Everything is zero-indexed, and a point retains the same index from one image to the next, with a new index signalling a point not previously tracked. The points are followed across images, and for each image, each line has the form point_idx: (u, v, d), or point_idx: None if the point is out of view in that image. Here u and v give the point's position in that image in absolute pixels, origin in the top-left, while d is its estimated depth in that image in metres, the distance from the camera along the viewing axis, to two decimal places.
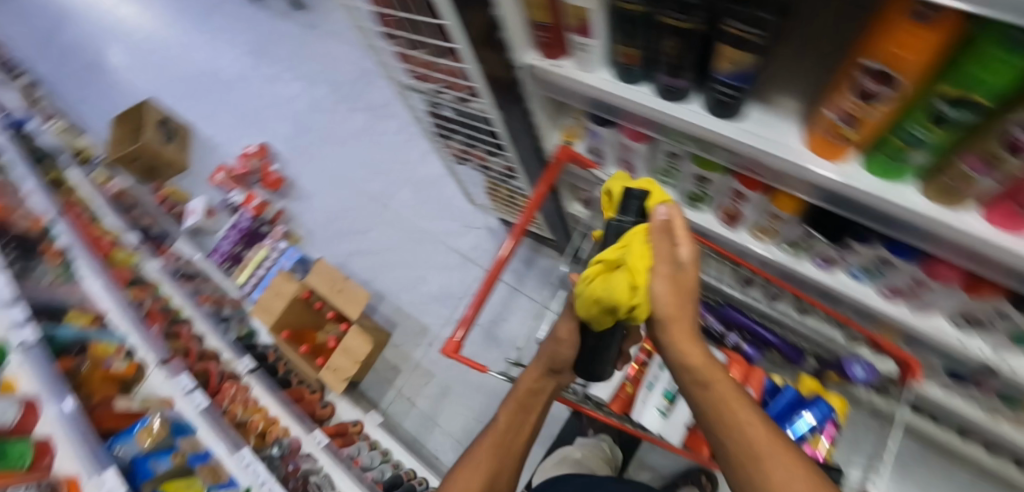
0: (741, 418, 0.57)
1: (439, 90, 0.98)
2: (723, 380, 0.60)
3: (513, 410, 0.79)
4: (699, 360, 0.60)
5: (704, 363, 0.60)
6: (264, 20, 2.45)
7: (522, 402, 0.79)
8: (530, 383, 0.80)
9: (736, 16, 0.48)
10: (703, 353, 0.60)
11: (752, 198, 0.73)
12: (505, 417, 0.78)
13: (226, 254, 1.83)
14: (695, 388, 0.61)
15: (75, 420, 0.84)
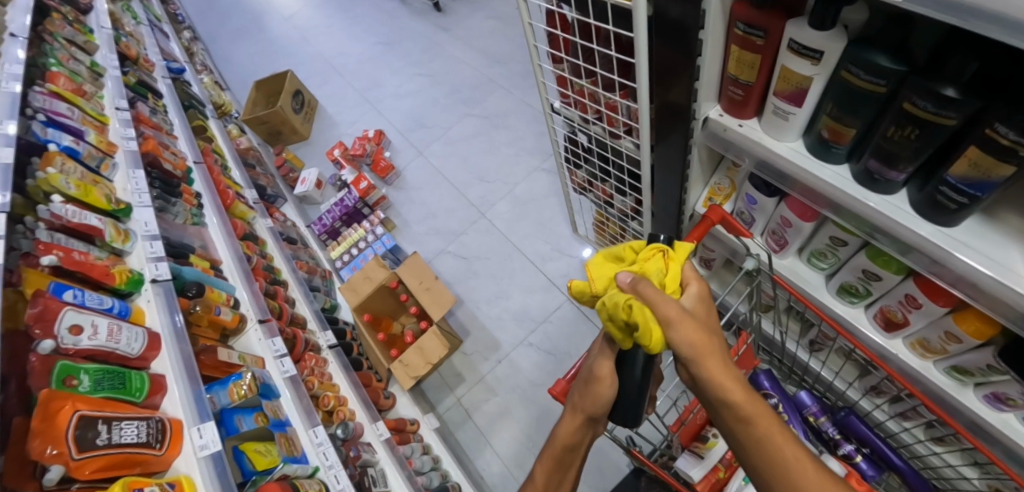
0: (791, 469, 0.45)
1: (590, 120, 0.93)
2: (770, 414, 0.49)
3: (550, 467, 0.71)
4: (741, 395, 0.49)
5: (748, 398, 0.49)
6: (403, 17, 2.62)
7: (559, 459, 0.70)
8: (566, 439, 0.69)
9: (1013, 122, 0.42)
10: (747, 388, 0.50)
11: (931, 309, 0.67)
12: (545, 474, 0.71)
13: (326, 227, 1.93)
14: (738, 426, 0.49)
15: (186, 361, 0.82)
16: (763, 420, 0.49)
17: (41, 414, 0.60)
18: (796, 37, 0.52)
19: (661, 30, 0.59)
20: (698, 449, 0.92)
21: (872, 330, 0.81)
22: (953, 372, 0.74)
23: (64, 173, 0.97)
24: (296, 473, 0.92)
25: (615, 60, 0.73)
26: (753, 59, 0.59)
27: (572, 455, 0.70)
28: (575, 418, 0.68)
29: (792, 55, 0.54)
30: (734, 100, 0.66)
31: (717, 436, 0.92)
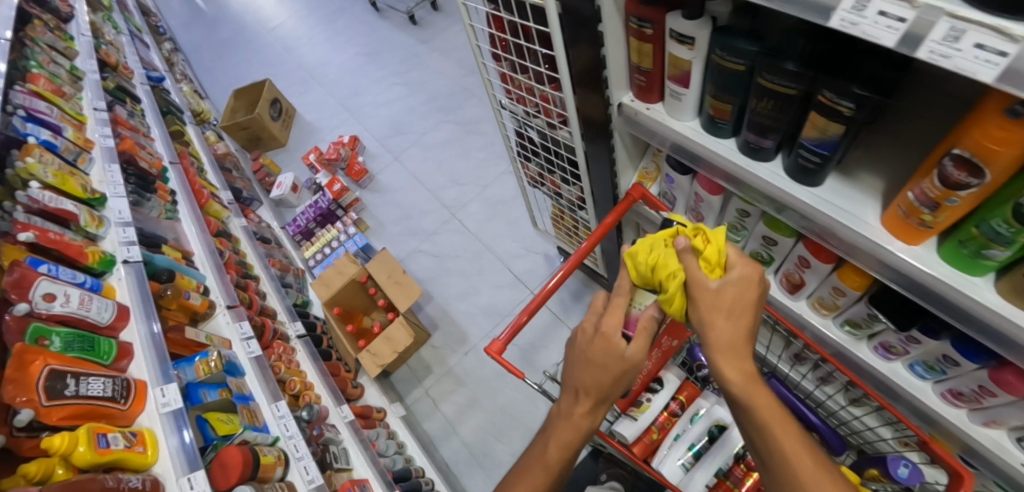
0: (786, 447, 0.51)
1: (531, 113, 1.02)
2: (769, 396, 0.53)
3: (555, 452, 0.65)
4: (738, 380, 0.54)
5: (746, 384, 0.54)
6: (383, 29, 2.71)
7: (563, 445, 0.65)
8: (581, 424, 0.64)
9: (832, 88, 0.52)
10: (746, 370, 0.54)
11: (819, 267, 0.76)
12: (545, 456, 0.66)
13: (301, 228, 2.00)
14: (737, 410, 0.55)
15: (157, 340, 0.87)
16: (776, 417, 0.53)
17: (15, 363, 0.67)
18: (674, 27, 0.62)
19: (570, 24, 0.69)
20: (633, 412, 0.98)
21: (781, 294, 0.91)
22: (848, 327, 0.83)
23: (43, 162, 1.03)
24: (257, 440, 0.99)
25: (542, 55, 0.83)
26: (649, 48, 0.68)
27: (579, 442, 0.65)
28: (591, 405, 0.64)
29: (674, 42, 0.64)
30: (640, 87, 0.77)
31: (650, 400, 0.98)
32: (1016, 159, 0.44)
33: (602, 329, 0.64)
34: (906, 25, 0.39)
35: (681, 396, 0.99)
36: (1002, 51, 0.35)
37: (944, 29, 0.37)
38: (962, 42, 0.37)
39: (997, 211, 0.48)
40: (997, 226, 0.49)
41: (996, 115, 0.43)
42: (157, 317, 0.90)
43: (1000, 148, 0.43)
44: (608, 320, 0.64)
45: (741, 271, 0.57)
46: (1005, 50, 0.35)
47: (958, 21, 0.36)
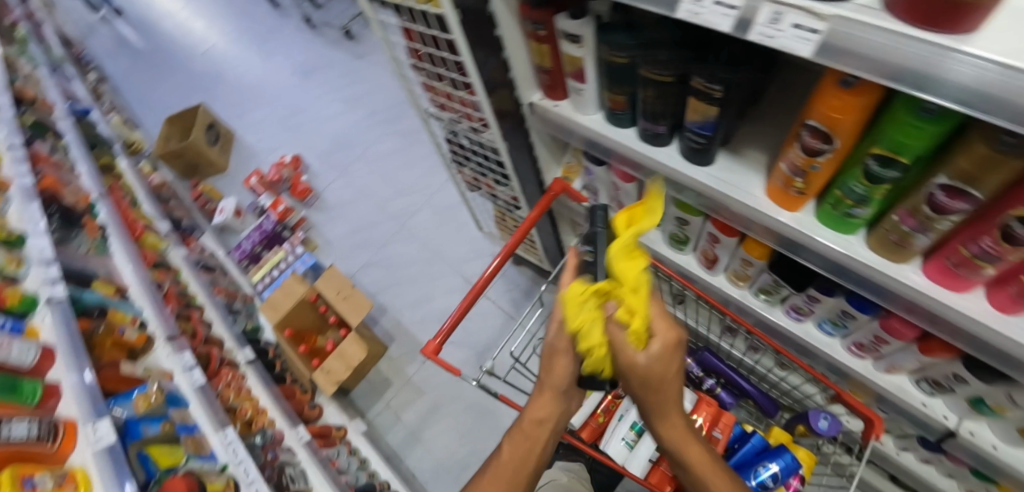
0: (716, 483, 0.67)
1: (455, 119, 1.05)
2: (700, 445, 0.67)
3: (519, 443, 0.72)
4: (678, 433, 0.66)
5: (683, 436, 0.67)
6: (319, 46, 2.69)
7: (528, 436, 0.72)
8: (535, 424, 0.72)
9: (701, 74, 0.56)
10: (684, 425, 0.67)
11: (726, 241, 0.81)
12: (512, 449, 0.72)
13: (246, 252, 1.95)
14: (676, 458, 0.68)
15: (88, 390, 0.81)
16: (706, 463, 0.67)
17: None
18: (563, 27, 0.66)
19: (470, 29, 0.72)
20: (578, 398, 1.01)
21: (701, 271, 0.96)
22: (763, 295, 0.88)
23: None
24: (202, 468, 0.97)
25: (454, 62, 0.85)
26: (546, 49, 0.72)
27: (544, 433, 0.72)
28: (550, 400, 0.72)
29: (565, 41, 0.68)
30: (546, 85, 0.81)
31: None
32: (854, 125, 0.49)
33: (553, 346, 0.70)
34: (737, 11, 0.43)
35: None
36: (813, 28, 0.40)
37: (766, 13, 0.41)
38: (782, 23, 0.41)
39: (853, 172, 0.54)
40: (855, 186, 0.55)
41: (833, 88, 0.48)
42: (89, 362, 0.85)
43: (840, 116, 0.49)
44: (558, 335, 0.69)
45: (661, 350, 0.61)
46: (816, 27, 0.39)
47: (776, 5, 0.40)
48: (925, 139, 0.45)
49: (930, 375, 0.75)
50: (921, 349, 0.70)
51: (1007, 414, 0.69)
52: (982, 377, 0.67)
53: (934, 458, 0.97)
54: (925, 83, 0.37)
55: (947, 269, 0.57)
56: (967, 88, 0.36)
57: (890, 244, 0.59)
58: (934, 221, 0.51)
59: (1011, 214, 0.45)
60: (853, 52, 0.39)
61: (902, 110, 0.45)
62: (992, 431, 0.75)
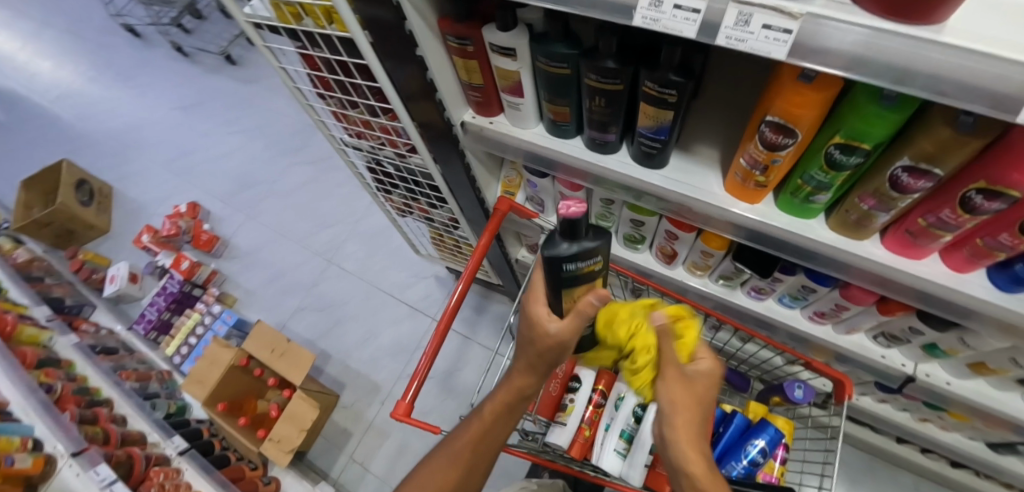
0: None
1: (376, 147, 0.95)
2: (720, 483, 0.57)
3: (502, 404, 0.66)
4: (700, 469, 0.57)
5: (702, 469, 0.57)
6: (197, 75, 2.40)
7: (510, 408, 0.66)
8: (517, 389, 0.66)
9: (652, 79, 0.53)
10: (704, 462, 0.57)
11: (684, 237, 0.80)
12: (491, 409, 0.66)
13: (152, 322, 1.67)
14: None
15: None
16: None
17: None
18: (492, 40, 0.60)
19: (385, 49, 0.63)
20: (561, 418, 0.99)
21: (659, 265, 0.95)
22: (723, 280, 0.89)
23: None
24: None
25: (368, 88, 0.76)
26: (475, 64, 0.66)
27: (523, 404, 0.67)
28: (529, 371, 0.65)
29: (497, 56, 0.62)
30: (479, 103, 0.75)
31: (574, 400, 0.98)
32: (815, 117, 0.48)
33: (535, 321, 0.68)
34: (701, 15, 0.39)
35: (600, 385, 1.00)
36: (787, 28, 0.37)
37: (734, 14, 0.37)
38: (752, 25, 0.37)
39: (813, 162, 0.53)
40: (817, 175, 0.54)
41: (793, 83, 0.46)
42: None
43: (801, 111, 0.47)
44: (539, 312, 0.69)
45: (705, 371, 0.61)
46: (789, 27, 0.36)
47: (744, 6, 0.37)
48: (886, 126, 0.45)
49: (887, 329, 0.79)
50: (879, 309, 0.73)
51: (959, 354, 0.75)
52: (936, 326, 0.71)
53: (888, 397, 1.04)
54: (907, 78, 0.36)
55: (906, 240, 0.58)
56: (945, 79, 0.35)
57: (851, 223, 0.59)
58: (894, 199, 0.52)
59: (972, 187, 0.46)
60: (832, 50, 0.37)
61: (865, 98, 0.44)
62: (944, 370, 0.83)
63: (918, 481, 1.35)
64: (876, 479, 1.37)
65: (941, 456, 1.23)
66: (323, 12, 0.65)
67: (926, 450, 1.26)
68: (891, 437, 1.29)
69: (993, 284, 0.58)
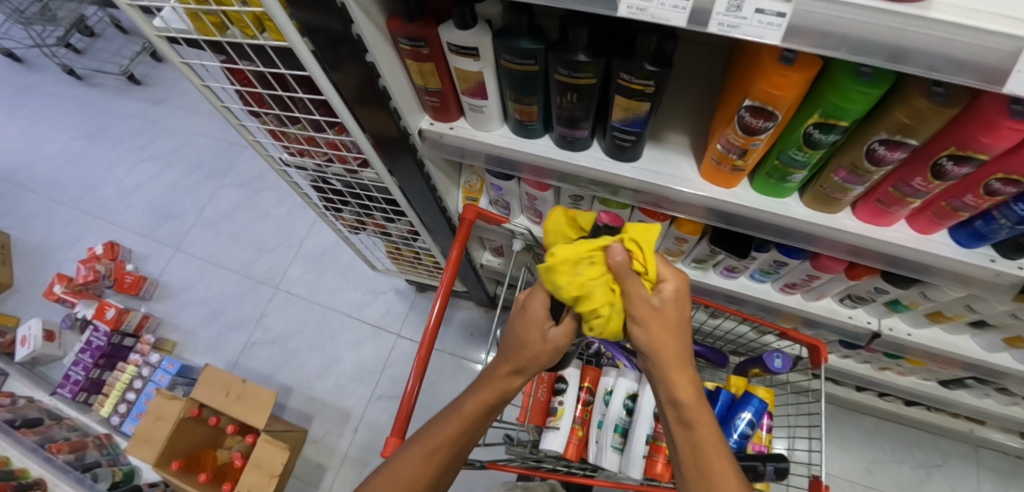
0: (717, 471, 0.51)
1: (322, 165, 0.88)
2: (710, 419, 0.53)
3: (478, 405, 0.60)
4: (688, 396, 0.52)
5: (693, 401, 0.52)
6: (94, 98, 2.14)
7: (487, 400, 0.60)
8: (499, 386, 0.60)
9: (626, 70, 0.51)
10: (694, 388, 0.53)
11: (658, 225, 0.79)
12: (470, 410, 0.60)
13: (81, 382, 1.48)
14: (677, 425, 0.54)
15: None
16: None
17: None
18: (450, 40, 0.56)
19: (322, 53, 0.56)
20: (552, 422, 0.95)
21: None
22: (696, 263, 0.89)
23: None
24: None
25: (310, 101, 0.69)
26: (430, 67, 0.62)
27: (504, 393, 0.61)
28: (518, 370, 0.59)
29: (457, 56, 0.58)
30: (436, 108, 0.70)
31: (563, 402, 0.95)
32: (794, 98, 0.47)
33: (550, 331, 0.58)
34: (690, 2, 0.38)
35: (586, 383, 0.99)
36: (780, 11, 0.36)
37: (725, 0, 0.37)
38: (744, 10, 0.37)
39: (791, 142, 0.53)
40: (795, 154, 0.54)
41: (774, 64, 0.45)
42: None
43: (781, 92, 0.46)
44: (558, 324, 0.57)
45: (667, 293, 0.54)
46: (782, 10, 0.36)
47: None
48: (864, 102, 0.45)
49: (853, 291, 0.82)
50: (848, 274, 0.76)
51: (919, 307, 0.80)
52: (900, 285, 0.74)
53: (851, 352, 1.10)
54: (899, 55, 0.36)
55: (878, 209, 0.60)
56: (937, 55, 0.35)
57: (825, 197, 0.60)
58: (868, 171, 0.53)
59: (943, 154, 0.48)
60: (823, 33, 0.36)
61: (843, 75, 0.44)
62: (904, 321, 0.88)
63: (877, 422, 1.45)
64: (840, 426, 1.46)
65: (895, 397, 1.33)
66: (253, 19, 0.58)
67: (882, 393, 1.35)
68: (850, 385, 1.37)
69: (956, 241, 0.61)
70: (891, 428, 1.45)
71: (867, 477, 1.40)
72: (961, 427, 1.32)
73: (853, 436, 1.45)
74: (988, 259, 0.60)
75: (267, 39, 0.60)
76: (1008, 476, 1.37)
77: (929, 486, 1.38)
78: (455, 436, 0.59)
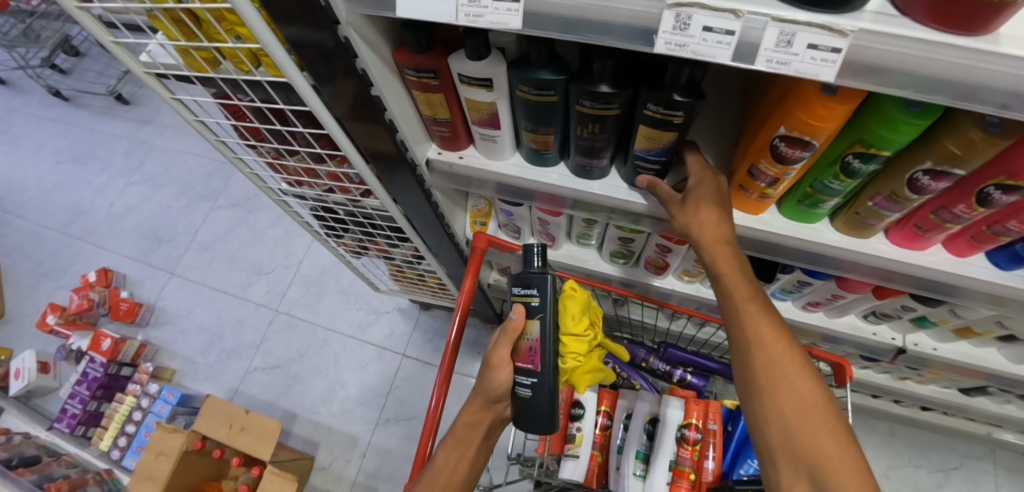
0: (761, 336, 0.51)
1: (323, 195, 0.84)
2: (751, 285, 0.54)
3: (454, 448, 0.62)
4: (727, 266, 0.54)
5: (731, 267, 0.54)
6: (81, 120, 2.09)
7: (462, 441, 0.63)
8: (472, 421, 0.64)
9: (652, 101, 0.48)
10: (733, 257, 0.54)
11: (676, 249, 0.76)
12: (446, 456, 0.62)
13: (78, 417, 1.44)
14: (720, 295, 0.55)
15: None
16: (778, 347, 0.50)
17: None
18: (462, 71, 0.53)
19: (316, 75, 0.50)
20: (571, 449, 0.92)
21: (645, 277, 0.91)
22: None
23: None
24: None
25: (311, 134, 0.66)
26: (439, 98, 0.59)
27: (476, 435, 0.64)
28: (486, 405, 0.65)
29: (469, 87, 0.55)
30: (445, 137, 0.68)
31: (581, 428, 0.92)
32: (833, 129, 0.44)
33: (491, 360, 0.65)
34: (736, 37, 0.35)
35: (603, 407, 0.97)
36: (836, 47, 0.33)
37: (775, 35, 0.34)
38: (795, 45, 0.34)
39: (827, 170, 0.51)
40: (831, 183, 0.52)
41: (814, 94, 0.42)
42: None
43: (820, 123, 0.44)
44: (496, 351, 0.65)
45: (698, 177, 0.57)
46: (838, 46, 0.33)
47: (785, 25, 0.34)
48: (911, 132, 0.42)
49: (879, 309, 0.79)
50: (876, 294, 0.73)
51: (947, 323, 0.78)
52: (929, 304, 0.71)
53: (870, 363, 1.08)
54: (966, 93, 0.33)
55: (914, 234, 0.57)
56: (1007, 92, 0.33)
57: (858, 223, 0.57)
58: (907, 198, 0.50)
59: (990, 183, 0.45)
60: (881, 69, 0.34)
61: (889, 104, 0.41)
62: (928, 336, 0.86)
63: (894, 428, 1.43)
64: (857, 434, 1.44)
65: (912, 403, 1.31)
66: (248, 55, 0.54)
67: (898, 399, 1.33)
68: (866, 392, 1.35)
69: (994, 263, 0.58)
70: (908, 433, 1.42)
71: (885, 483, 1.38)
72: (980, 431, 1.31)
73: (871, 442, 1.42)
74: None
75: (263, 74, 0.56)
76: None
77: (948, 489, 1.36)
78: (442, 483, 0.59)
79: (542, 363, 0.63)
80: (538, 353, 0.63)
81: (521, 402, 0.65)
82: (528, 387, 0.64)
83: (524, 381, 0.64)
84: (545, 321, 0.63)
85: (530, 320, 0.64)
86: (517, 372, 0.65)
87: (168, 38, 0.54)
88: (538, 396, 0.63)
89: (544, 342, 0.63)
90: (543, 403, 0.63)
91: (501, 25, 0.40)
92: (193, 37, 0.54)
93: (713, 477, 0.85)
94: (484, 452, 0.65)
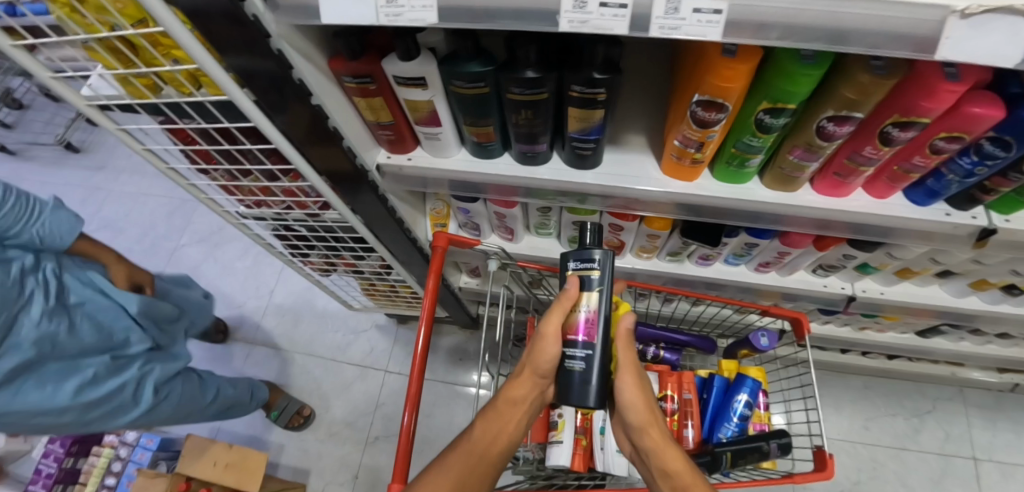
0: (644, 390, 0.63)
1: (281, 213, 0.85)
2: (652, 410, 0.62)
3: (494, 420, 0.60)
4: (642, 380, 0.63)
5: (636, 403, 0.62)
6: (30, 173, 2.03)
7: (500, 415, 0.60)
8: (513, 397, 0.60)
9: (577, 82, 0.51)
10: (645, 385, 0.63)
11: (628, 226, 0.79)
12: (483, 429, 0.59)
13: (54, 476, 1.39)
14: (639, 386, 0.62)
15: None
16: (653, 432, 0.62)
17: None
18: (396, 73, 0.55)
19: (263, 99, 0.53)
20: (556, 436, 0.93)
21: None
22: (671, 257, 0.90)
23: None
24: None
25: (260, 151, 0.66)
26: (379, 102, 0.61)
27: (516, 412, 0.61)
28: (531, 378, 0.61)
29: (405, 88, 0.57)
30: (391, 140, 0.70)
31: (562, 415, 0.93)
32: (740, 90, 0.48)
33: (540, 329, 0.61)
34: (630, 9, 0.39)
35: None
36: (717, 9, 0.37)
37: (663, 4, 0.38)
38: (682, 11, 0.38)
39: (745, 129, 0.55)
40: (751, 141, 0.56)
41: (717, 57, 0.46)
42: None
43: (728, 84, 0.47)
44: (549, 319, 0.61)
45: (677, 148, 0.60)
46: (719, 7, 0.37)
47: None
48: (809, 83, 0.46)
49: (825, 261, 0.84)
50: (817, 246, 0.78)
51: (887, 267, 0.83)
52: (867, 250, 0.76)
53: (830, 317, 1.13)
54: (837, 37, 0.37)
55: (836, 181, 0.62)
56: (872, 32, 0.37)
57: (784, 177, 0.62)
58: (821, 147, 0.54)
59: (889, 121, 0.49)
60: (764, 23, 0.38)
61: (785, 60, 0.45)
62: (875, 282, 0.91)
63: (869, 380, 1.48)
64: (836, 391, 1.48)
65: (879, 353, 1.37)
66: (188, 77, 0.55)
67: (865, 351, 1.39)
68: (837, 348, 1.41)
69: (911, 201, 0.64)
70: (882, 384, 1.48)
71: (865, 435, 1.42)
72: (944, 372, 1.37)
73: (849, 397, 1.47)
74: (944, 213, 0.62)
75: (205, 94, 0.57)
76: (995, 411, 1.42)
77: (924, 433, 1.41)
78: (476, 456, 0.58)
79: (598, 335, 0.59)
80: (595, 325, 0.60)
81: (570, 376, 0.60)
82: (581, 360, 0.60)
83: (576, 353, 0.60)
84: (604, 295, 0.61)
85: (584, 293, 0.61)
86: (568, 346, 0.61)
87: (106, 68, 0.55)
88: (592, 371, 0.59)
89: (600, 313, 0.60)
90: (598, 378, 0.59)
91: (419, 21, 0.43)
92: (131, 64, 0.55)
93: (693, 444, 0.89)
94: (524, 427, 0.62)
